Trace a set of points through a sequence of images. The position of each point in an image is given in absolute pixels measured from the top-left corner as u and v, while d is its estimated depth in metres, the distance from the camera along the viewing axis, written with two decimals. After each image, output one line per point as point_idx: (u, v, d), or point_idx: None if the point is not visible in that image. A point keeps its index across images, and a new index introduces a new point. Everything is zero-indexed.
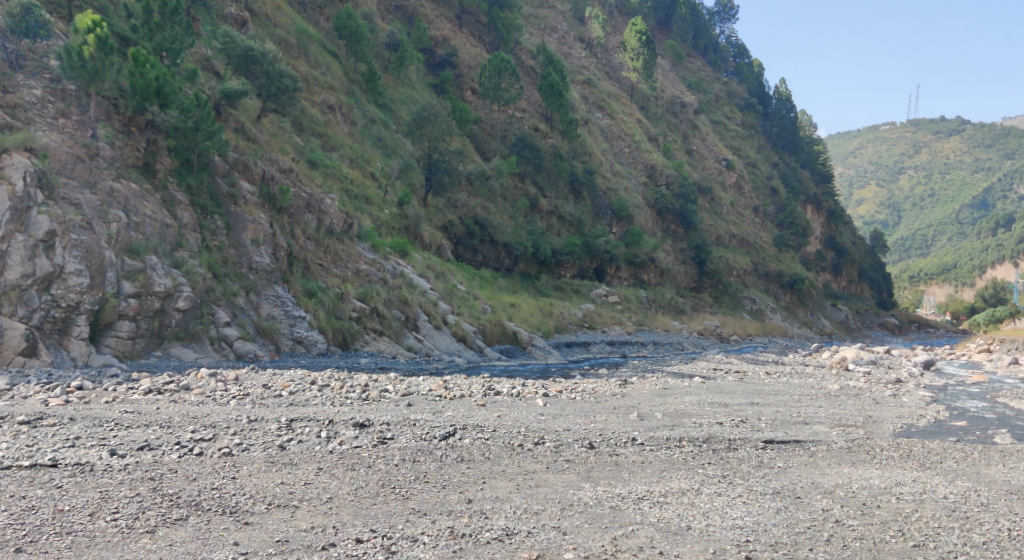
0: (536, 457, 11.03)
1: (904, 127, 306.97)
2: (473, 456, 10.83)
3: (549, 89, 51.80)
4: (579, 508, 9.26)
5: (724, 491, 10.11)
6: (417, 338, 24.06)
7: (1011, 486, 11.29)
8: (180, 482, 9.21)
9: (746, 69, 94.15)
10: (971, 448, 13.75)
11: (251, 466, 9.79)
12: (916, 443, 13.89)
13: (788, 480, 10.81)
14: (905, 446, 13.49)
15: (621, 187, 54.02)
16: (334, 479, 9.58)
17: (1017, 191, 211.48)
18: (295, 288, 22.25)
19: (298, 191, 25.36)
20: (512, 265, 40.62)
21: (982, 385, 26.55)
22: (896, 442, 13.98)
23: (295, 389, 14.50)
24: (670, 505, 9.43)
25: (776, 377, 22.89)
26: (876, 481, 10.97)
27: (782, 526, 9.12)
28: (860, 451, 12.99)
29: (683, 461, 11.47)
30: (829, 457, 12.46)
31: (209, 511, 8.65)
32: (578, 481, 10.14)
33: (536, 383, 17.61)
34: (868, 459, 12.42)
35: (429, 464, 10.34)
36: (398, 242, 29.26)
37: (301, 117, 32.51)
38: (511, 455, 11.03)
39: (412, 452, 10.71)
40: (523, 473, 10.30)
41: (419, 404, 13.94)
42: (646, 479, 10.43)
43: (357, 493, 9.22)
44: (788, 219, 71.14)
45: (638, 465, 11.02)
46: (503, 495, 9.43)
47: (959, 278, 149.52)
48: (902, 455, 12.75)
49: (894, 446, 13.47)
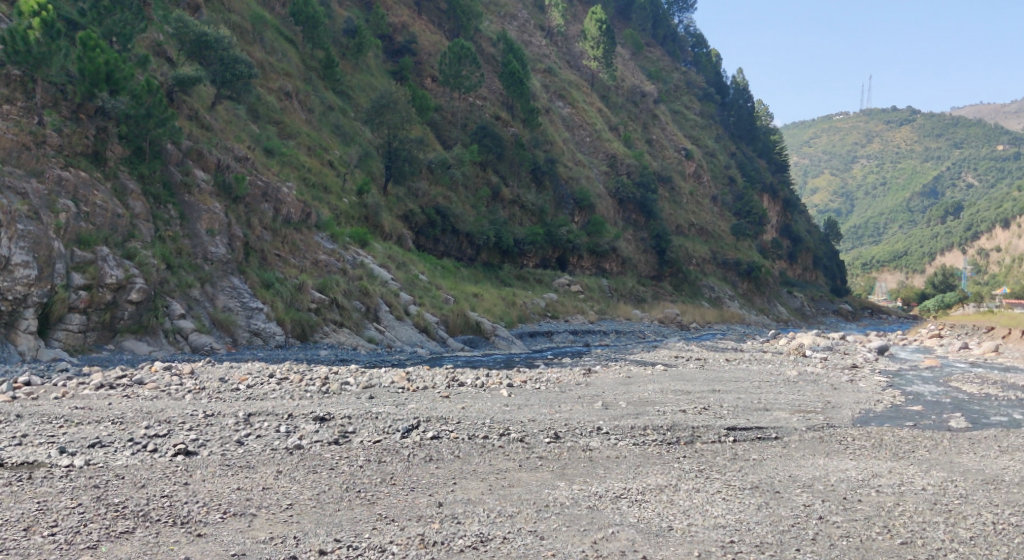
0: (505, 454, 10.83)
1: (858, 117, 312.50)
2: (440, 453, 10.59)
3: (509, 77, 51.59)
4: (556, 509, 8.99)
5: (702, 486, 9.91)
6: (378, 329, 23.74)
7: (986, 474, 11.24)
8: (127, 490, 8.74)
9: (704, 60, 94.92)
10: (936, 435, 13.88)
11: (205, 470, 9.42)
12: (883, 431, 13.97)
13: (765, 474, 10.64)
14: (876, 436, 13.53)
15: (582, 176, 54.07)
16: (294, 484, 9.22)
17: (965, 180, 216.57)
18: (252, 279, 21.83)
19: (254, 179, 24.80)
20: (474, 255, 40.44)
21: (935, 370, 27.12)
22: (864, 431, 14.03)
23: (253, 382, 14.17)
24: (649, 505, 9.14)
25: (735, 364, 23.11)
26: (854, 474, 10.84)
27: (765, 525, 8.86)
28: (832, 441, 12.99)
29: (654, 454, 11.39)
30: (799, 447, 12.45)
31: (158, 522, 8.16)
32: (551, 479, 9.91)
33: (500, 374, 17.49)
34: (839, 448, 12.40)
35: (395, 464, 10.06)
36: (357, 232, 28.88)
37: (257, 105, 31.88)
38: (480, 452, 10.82)
39: (376, 452, 10.45)
40: (495, 472, 10.06)
41: (381, 397, 13.71)
42: (621, 475, 10.23)
43: (320, 499, 8.86)
44: (746, 208, 71.95)
45: (611, 461, 10.85)
46: (475, 498, 9.15)
47: (909, 265, 151.73)
48: (873, 445, 12.77)
49: (862, 435, 13.52)
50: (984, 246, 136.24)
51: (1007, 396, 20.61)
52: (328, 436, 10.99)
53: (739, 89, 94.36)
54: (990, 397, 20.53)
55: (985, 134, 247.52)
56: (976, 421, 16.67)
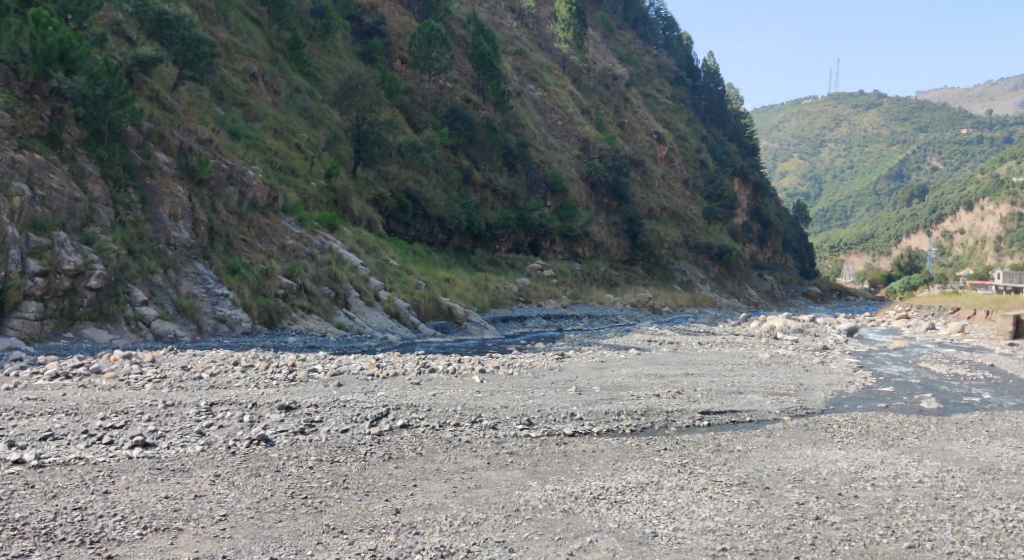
0: (472, 449, 10.49)
1: (826, 101, 315.32)
2: (402, 451, 10.20)
3: (480, 60, 51.03)
4: (526, 515, 8.65)
5: (686, 483, 9.67)
6: (347, 315, 23.30)
7: (981, 462, 11.12)
8: (34, 503, 8.07)
9: (675, 43, 94.88)
10: (919, 420, 13.77)
11: (131, 476, 8.82)
12: (866, 416, 13.82)
13: (752, 468, 10.43)
14: (862, 421, 13.36)
15: (555, 160, 53.77)
16: (232, 490, 8.70)
17: (930, 163, 219.43)
18: (217, 265, 21.30)
19: (218, 162, 24.16)
20: (446, 239, 40.03)
21: (904, 351, 27.36)
22: (849, 416, 13.85)
23: (217, 370, 13.79)
24: (631, 507, 8.86)
25: (707, 347, 23.10)
26: (845, 466, 10.67)
27: (757, 527, 8.61)
28: (818, 428, 12.78)
29: (632, 446, 11.13)
30: (785, 436, 12.23)
31: (62, 542, 7.51)
32: (522, 480, 9.59)
33: (472, 359, 17.27)
34: (826, 437, 12.20)
35: (350, 464, 9.64)
36: (326, 216, 28.34)
37: (221, 86, 31.11)
38: (445, 448, 10.45)
39: (331, 449, 10.02)
40: (461, 472, 9.72)
41: (350, 385, 13.37)
42: (598, 473, 9.95)
43: (259, 508, 8.37)
44: (717, 191, 72.15)
45: (588, 456, 10.56)
46: (437, 503, 8.78)
47: (875, 247, 154.08)
48: (859, 432, 12.61)
49: (846, 421, 13.34)
50: (948, 228, 138.27)
51: (977, 376, 20.76)
52: (292, 428, 10.62)
53: (710, 72, 94.49)
54: (960, 377, 20.67)
55: (949, 118, 250.81)
56: (949, 403, 16.69)
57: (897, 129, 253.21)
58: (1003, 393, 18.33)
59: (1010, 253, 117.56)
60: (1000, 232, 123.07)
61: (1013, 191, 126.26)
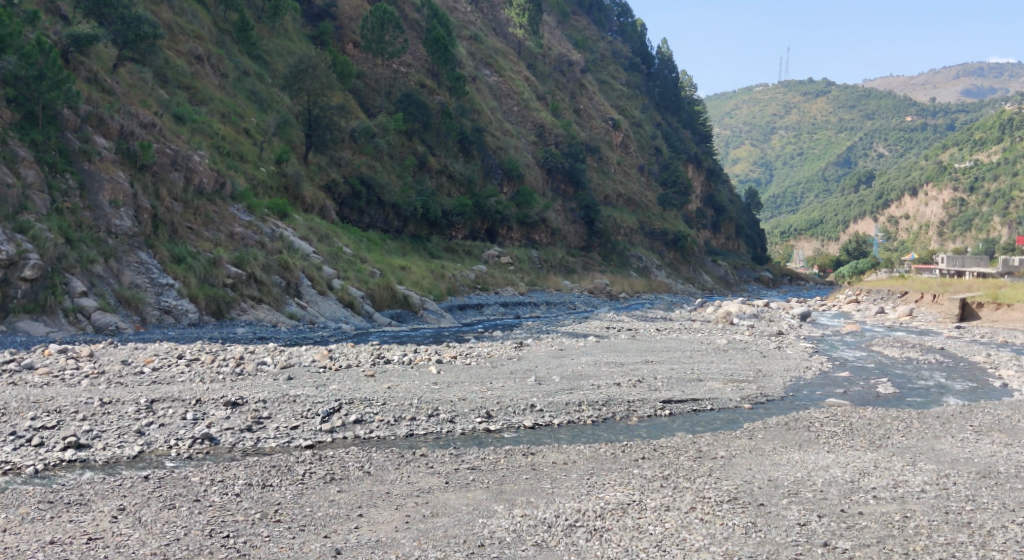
0: (426, 464, 9.60)
1: (776, 89, 319.68)
2: (346, 469, 9.22)
3: (434, 44, 50.20)
4: (492, 552, 7.69)
5: (672, 503, 8.83)
6: (299, 305, 22.61)
7: (979, 465, 10.64)
8: None
9: (629, 29, 94.91)
10: (897, 414, 13.39)
11: (18, 512, 7.70)
12: (845, 410, 13.38)
13: (743, 480, 9.71)
14: (841, 417, 12.87)
15: (511, 146, 53.31)
16: (139, 528, 7.59)
17: (876, 149, 223.92)
18: (161, 254, 20.45)
19: (162, 147, 23.26)
20: (401, 227, 39.32)
21: (857, 335, 27.62)
22: (827, 411, 13.36)
23: (160, 364, 13.16)
24: (615, 537, 7.98)
25: (666, 333, 23.03)
26: (840, 474, 10.06)
27: (760, 557, 7.83)
28: (801, 428, 12.14)
29: (606, 456, 10.30)
30: (768, 438, 11.61)
31: None
32: (484, 503, 8.68)
33: (429, 349, 16.81)
34: (811, 438, 11.63)
35: (284, 490, 8.58)
36: (276, 203, 27.54)
37: (165, 68, 30.01)
38: (398, 465, 9.49)
39: (263, 470, 8.98)
40: (415, 495, 8.76)
41: (300, 379, 12.77)
42: (572, 491, 9.12)
43: (167, 553, 7.21)
44: (672, 177, 72.48)
45: (560, 470, 9.73)
46: (386, 538, 7.76)
47: (825, 233, 157.45)
48: (841, 431, 12.11)
49: (827, 418, 12.75)
50: (894, 214, 141.38)
51: (928, 360, 20.95)
52: (239, 425, 10.12)
53: (664, 59, 94.77)
54: (913, 361, 20.83)
55: (895, 106, 255.93)
56: (904, 387, 16.75)
57: (845, 116, 257.87)
58: (956, 376, 18.48)
59: (952, 238, 120.64)
60: (943, 217, 126.18)
61: (955, 176, 129.23)
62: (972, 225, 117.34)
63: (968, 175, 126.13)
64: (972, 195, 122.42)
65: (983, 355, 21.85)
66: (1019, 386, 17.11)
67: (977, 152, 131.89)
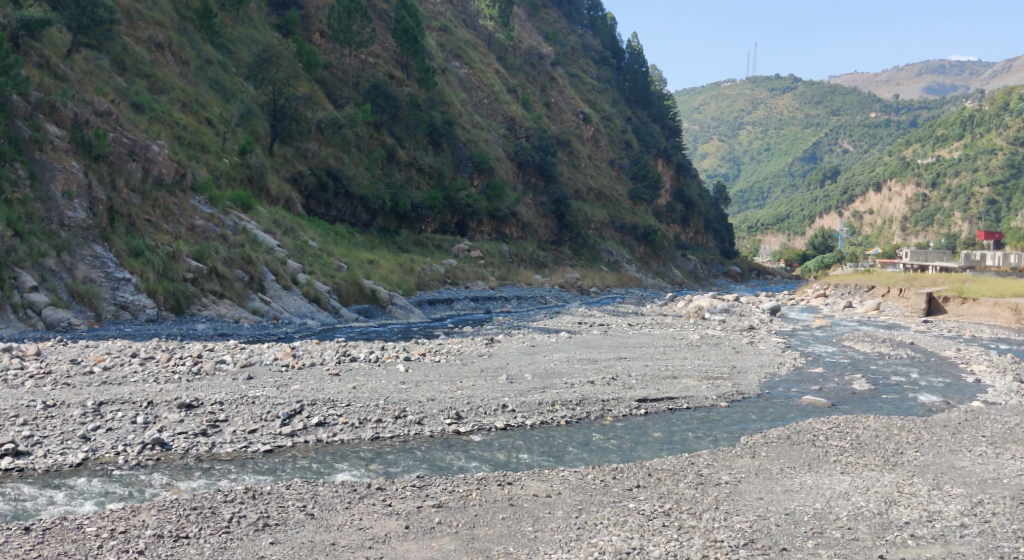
0: (383, 500, 8.29)
1: (744, 84, 322.30)
2: (284, 512, 7.88)
3: (403, 35, 49.45)
4: None
5: (679, 550, 7.54)
6: (263, 300, 21.92)
7: (1011, 487, 9.53)
8: None
9: (600, 23, 94.59)
10: (904, 422, 12.36)
11: None
12: (846, 419, 12.40)
13: (756, 515, 8.48)
14: (846, 429, 11.82)
15: (481, 139, 52.73)
16: None
17: (841, 145, 226.41)
18: (117, 247, 19.64)
19: (118, 136, 22.38)
20: (369, 220, 38.60)
21: (827, 330, 27.51)
22: (829, 421, 12.29)
23: (111, 363, 12.48)
24: None
25: (638, 328, 22.68)
26: (864, 503, 8.88)
27: None
28: (807, 443, 11.05)
29: (596, 485, 9.09)
30: (774, 457, 10.49)
31: None
32: (453, 557, 7.31)
33: (397, 346, 16.30)
34: (819, 456, 10.53)
35: (202, 544, 7.19)
36: (239, 195, 26.71)
37: (123, 55, 29.06)
38: (347, 504, 8.17)
39: (179, 514, 7.61)
40: (366, 545, 7.39)
41: (261, 378, 12.19)
42: (559, 536, 7.78)
43: None
44: (642, 172, 72.41)
45: (543, 506, 8.48)
46: None
47: (791, 228, 159.74)
48: (851, 446, 10.97)
49: (833, 432, 11.67)
50: (858, 208, 142.94)
51: (900, 355, 20.84)
52: (193, 430, 9.54)
53: (635, 53, 94.62)
54: (884, 356, 20.68)
55: (859, 102, 258.41)
56: (878, 383, 16.52)
57: (811, 112, 260.55)
58: (928, 371, 18.37)
59: (915, 232, 122.47)
60: (906, 213, 127.77)
61: (918, 172, 129.86)
62: (934, 220, 118.88)
63: (930, 171, 127.51)
64: (934, 191, 123.81)
65: (953, 350, 21.73)
66: (992, 381, 16.94)
67: (939, 148, 133.38)
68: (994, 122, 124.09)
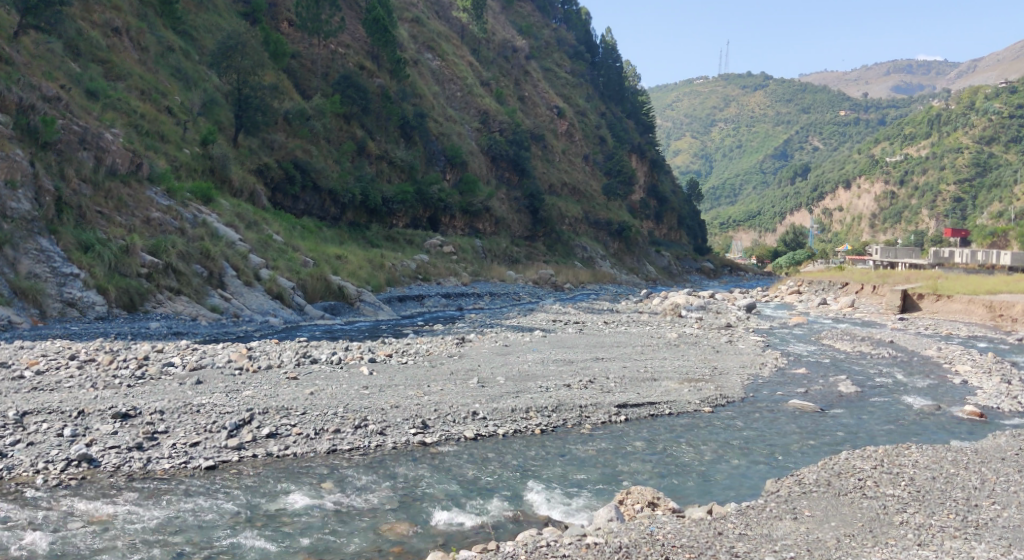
0: None
1: (716, 81, 323.75)
2: None
3: (374, 25, 48.28)
4: None
5: None
6: (223, 297, 20.86)
7: None
8: None
9: (574, 17, 93.83)
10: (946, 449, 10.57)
11: None
12: (886, 451, 10.37)
13: None
14: (896, 470, 9.65)
15: (454, 132, 51.75)
16: None
17: (812, 142, 228.15)
18: (66, 241, 18.45)
19: (68, 123, 21.11)
20: (339, 214, 37.52)
21: (804, 327, 27.03)
22: (869, 457, 10.18)
23: (44, 366, 11.41)
24: None
25: (614, 326, 21.95)
26: None
27: None
28: (856, 495, 8.88)
29: None
30: (822, 519, 8.29)
31: None
32: None
33: (362, 346, 15.38)
34: (879, 516, 8.31)
35: None
36: (200, 186, 25.52)
37: (76, 40, 27.78)
38: None
39: None
40: None
41: (211, 384, 11.21)
42: None
43: None
44: (616, 167, 71.85)
45: None
46: None
47: (763, 225, 160.86)
48: (911, 497, 8.80)
49: (883, 474, 9.50)
50: (828, 205, 143.72)
51: (881, 354, 20.33)
52: (127, 443, 8.58)
53: (609, 48, 93.99)
54: (866, 356, 20.10)
55: (828, 100, 260.22)
56: (864, 385, 15.84)
57: (782, 109, 261.98)
58: (913, 372, 17.78)
59: (883, 229, 123.57)
60: (876, 210, 128.60)
61: (886, 169, 131.20)
62: (902, 217, 119.61)
63: (899, 169, 128.24)
64: (902, 188, 124.54)
65: (934, 349, 21.18)
66: (980, 382, 16.32)
67: (907, 146, 134.25)
68: (960, 121, 125.05)
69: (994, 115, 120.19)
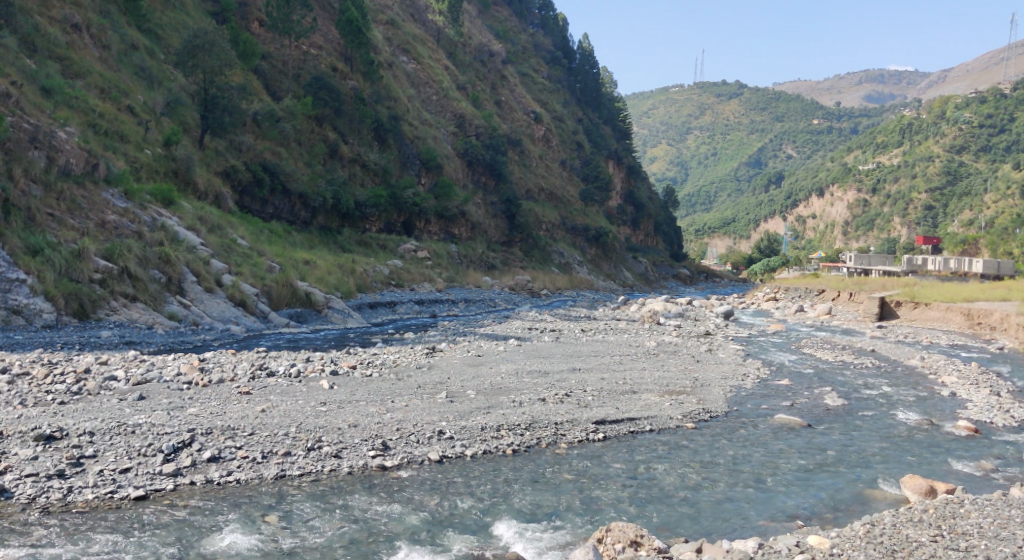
0: None
1: (691, 89, 325.30)
2: None
3: (347, 26, 47.31)
4: None
5: None
6: (182, 304, 19.85)
7: None
8: None
9: (551, 22, 93.31)
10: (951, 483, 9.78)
11: None
12: (937, 511, 8.41)
13: None
14: (963, 544, 7.67)
15: (429, 136, 50.82)
16: None
17: (785, 150, 229.90)
18: (12, 244, 17.23)
19: (18, 121, 19.99)
20: (310, 218, 36.46)
21: (784, 336, 26.49)
22: (921, 520, 8.20)
23: None
24: None
25: (591, 335, 21.19)
26: None
27: None
28: None
29: None
30: None
31: None
32: None
33: (325, 357, 14.48)
34: None
35: None
36: (160, 188, 24.43)
37: (32, 36, 26.62)
38: None
39: None
40: None
41: (153, 400, 10.29)
42: None
43: None
44: (593, 172, 71.35)
45: None
46: None
47: (737, 231, 161.39)
48: None
49: (950, 552, 7.52)
50: (802, 213, 144.53)
51: (865, 364, 19.75)
52: (46, 471, 7.71)
53: (586, 53, 93.56)
54: (850, 366, 19.52)
55: (801, 109, 262.53)
56: (851, 398, 15.21)
57: (756, 117, 263.79)
58: (898, 384, 17.15)
59: (856, 237, 124.12)
60: (848, 217, 129.28)
61: (859, 177, 132.06)
62: (875, 225, 120.41)
63: (871, 177, 129.19)
64: (874, 196, 125.33)
65: (918, 358, 20.61)
66: (969, 395, 15.68)
67: (879, 155, 135.35)
68: (932, 130, 126.08)
69: (963, 125, 121.54)
